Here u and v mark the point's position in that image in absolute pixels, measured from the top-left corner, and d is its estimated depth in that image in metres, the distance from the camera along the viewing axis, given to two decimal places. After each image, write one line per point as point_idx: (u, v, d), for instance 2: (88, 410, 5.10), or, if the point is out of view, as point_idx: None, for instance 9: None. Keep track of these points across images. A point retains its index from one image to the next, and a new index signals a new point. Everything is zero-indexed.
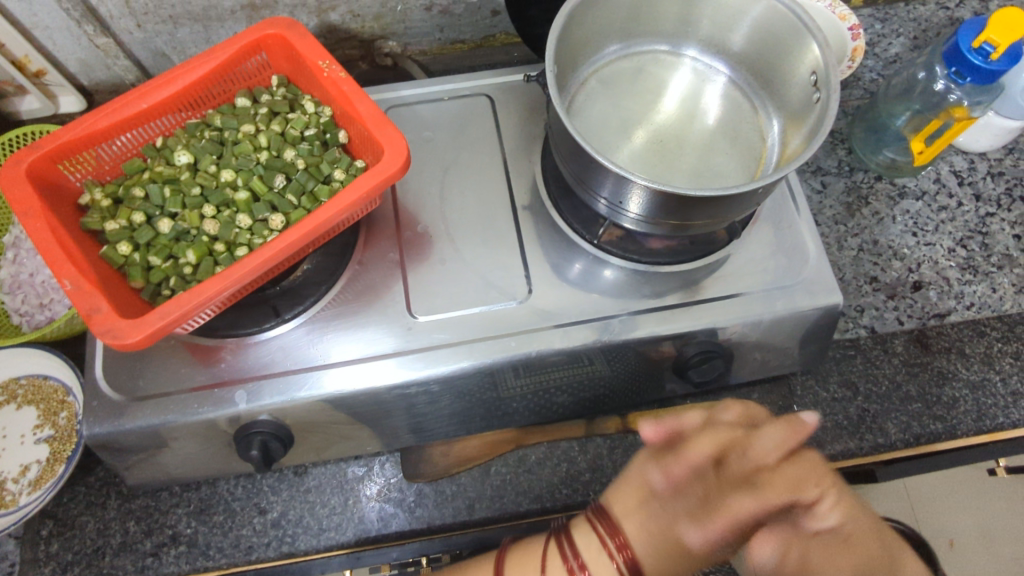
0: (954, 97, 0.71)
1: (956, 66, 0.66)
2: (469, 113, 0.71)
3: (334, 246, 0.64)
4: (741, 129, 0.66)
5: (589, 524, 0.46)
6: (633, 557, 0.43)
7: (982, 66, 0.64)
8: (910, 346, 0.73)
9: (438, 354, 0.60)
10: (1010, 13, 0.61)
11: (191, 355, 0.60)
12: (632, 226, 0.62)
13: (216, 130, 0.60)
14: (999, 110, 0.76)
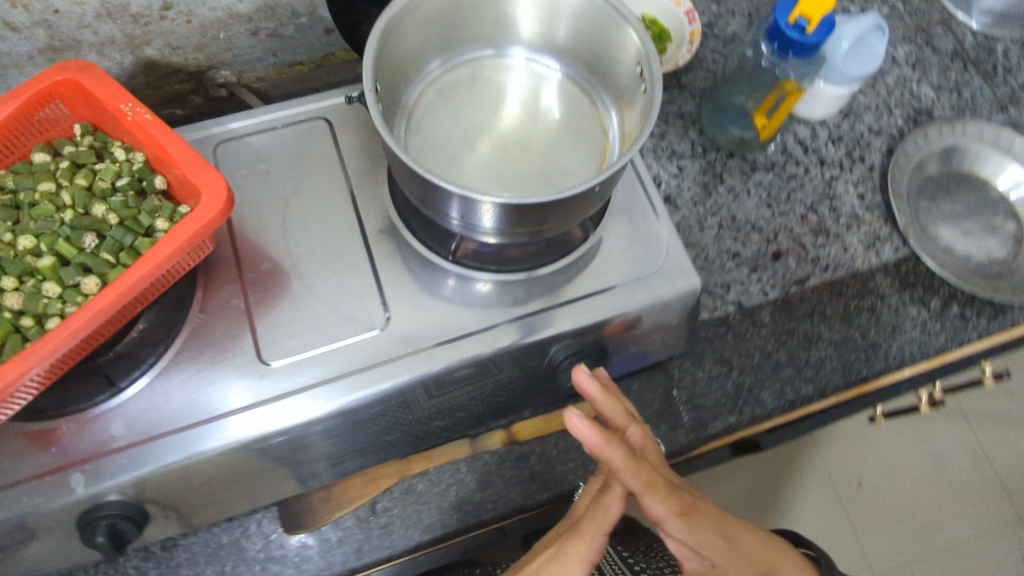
0: (782, 74, 0.73)
1: (778, 43, 0.68)
2: (306, 138, 0.67)
3: (170, 299, 0.60)
4: (583, 125, 0.65)
5: None
6: None
7: (801, 40, 0.65)
8: (776, 315, 0.75)
9: (340, 384, 0.57)
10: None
11: (23, 443, 0.54)
12: (494, 241, 0.61)
13: (10, 193, 0.54)
14: (827, 80, 0.78)
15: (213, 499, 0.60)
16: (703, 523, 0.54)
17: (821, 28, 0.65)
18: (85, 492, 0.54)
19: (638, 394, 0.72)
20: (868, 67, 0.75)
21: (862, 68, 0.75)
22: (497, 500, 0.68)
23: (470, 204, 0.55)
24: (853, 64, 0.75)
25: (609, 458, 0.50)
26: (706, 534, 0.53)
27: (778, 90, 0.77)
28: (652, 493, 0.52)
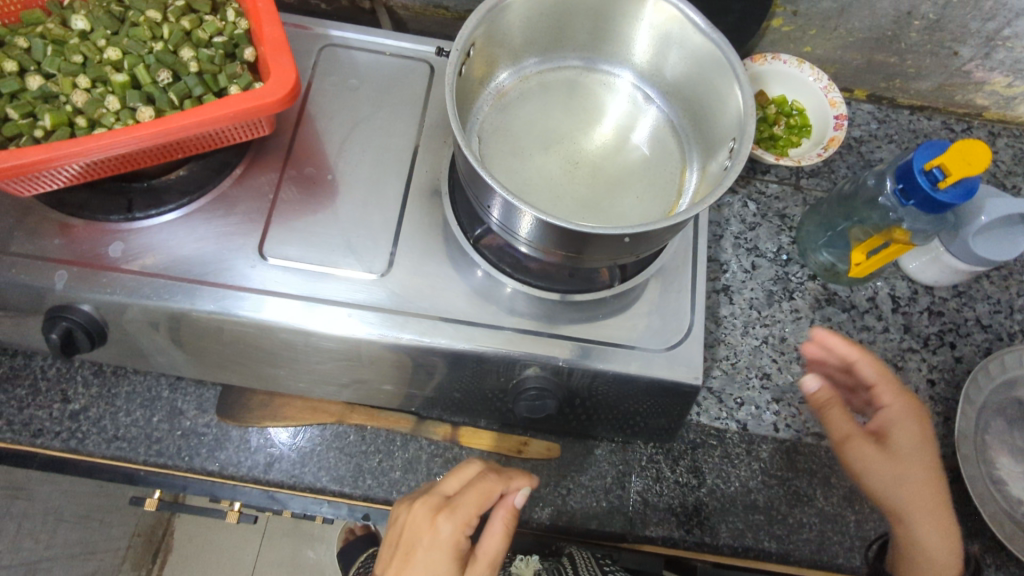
0: (896, 217, 0.65)
1: (903, 184, 0.62)
2: (405, 75, 0.68)
3: (214, 160, 0.62)
4: (662, 176, 0.61)
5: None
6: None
7: (928, 192, 0.59)
8: (776, 456, 0.68)
9: (366, 313, 0.57)
10: (975, 149, 0.57)
11: (55, 232, 0.58)
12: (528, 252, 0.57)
13: (124, 7, 0.58)
14: (948, 245, 0.70)
15: (166, 351, 0.62)
16: (891, 389, 0.61)
17: (954, 189, 0.59)
18: (62, 289, 0.57)
19: (595, 460, 0.67)
20: (1001, 251, 0.67)
21: (993, 248, 0.67)
22: (413, 488, 0.65)
23: (510, 206, 0.52)
24: (987, 240, 0.67)
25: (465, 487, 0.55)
26: (893, 409, 0.59)
27: (887, 234, 0.67)
28: (878, 382, 0.60)
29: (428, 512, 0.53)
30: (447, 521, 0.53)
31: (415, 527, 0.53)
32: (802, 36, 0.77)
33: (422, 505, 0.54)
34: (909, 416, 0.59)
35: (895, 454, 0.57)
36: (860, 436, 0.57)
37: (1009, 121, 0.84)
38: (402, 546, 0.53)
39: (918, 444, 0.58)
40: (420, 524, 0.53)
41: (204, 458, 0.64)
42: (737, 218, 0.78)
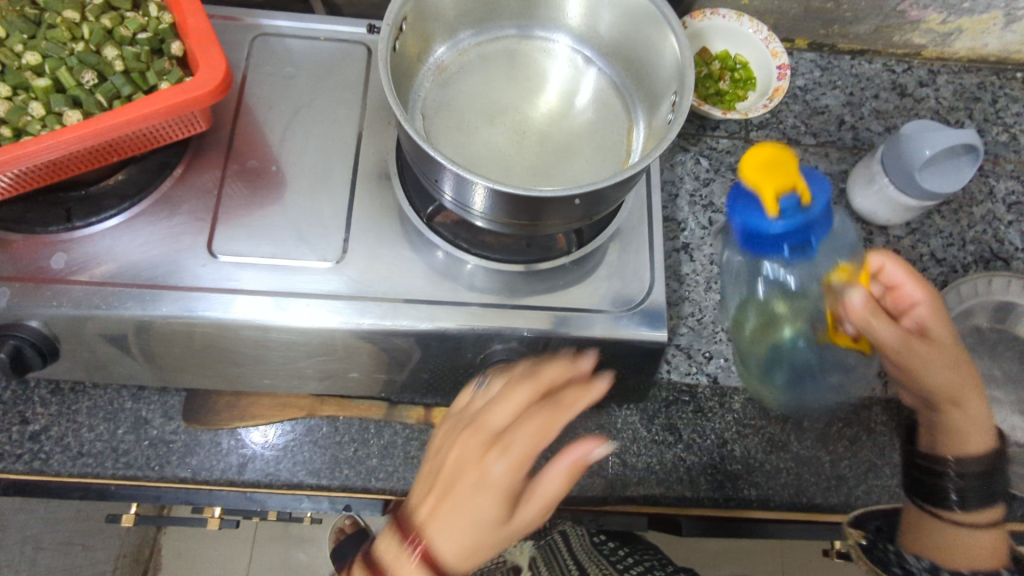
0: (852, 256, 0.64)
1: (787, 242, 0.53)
2: (342, 58, 0.67)
3: (152, 161, 0.60)
4: (610, 138, 0.61)
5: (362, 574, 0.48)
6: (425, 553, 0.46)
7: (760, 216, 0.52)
8: (748, 407, 0.69)
9: (335, 303, 0.57)
10: (773, 153, 0.53)
11: None
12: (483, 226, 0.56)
13: (38, 9, 0.55)
14: (894, 181, 0.70)
15: (122, 360, 0.60)
16: (942, 314, 0.60)
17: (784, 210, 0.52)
18: (5, 308, 0.55)
19: (571, 427, 0.68)
20: (945, 173, 0.68)
21: (940, 176, 0.68)
22: (392, 473, 0.65)
23: (460, 182, 0.51)
24: (933, 169, 0.69)
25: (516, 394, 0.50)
26: (942, 326, 0.59)
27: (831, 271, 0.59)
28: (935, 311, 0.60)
29: (474, 434, 0.49)
30: (498, 460, 0.47)
31: (466, 437, 0.49)
32: None
33: (490, 411, 0.50)
34: (940, 314, 0.60)
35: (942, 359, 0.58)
36: (937, 359, 0.58)
37: (947, 58, 0.86)
38: (445, 479, 0.48)
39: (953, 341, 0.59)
40: (467, 438, 0.49)
41: (175, 465, 0.63)
42: (691, 175, 0.78)
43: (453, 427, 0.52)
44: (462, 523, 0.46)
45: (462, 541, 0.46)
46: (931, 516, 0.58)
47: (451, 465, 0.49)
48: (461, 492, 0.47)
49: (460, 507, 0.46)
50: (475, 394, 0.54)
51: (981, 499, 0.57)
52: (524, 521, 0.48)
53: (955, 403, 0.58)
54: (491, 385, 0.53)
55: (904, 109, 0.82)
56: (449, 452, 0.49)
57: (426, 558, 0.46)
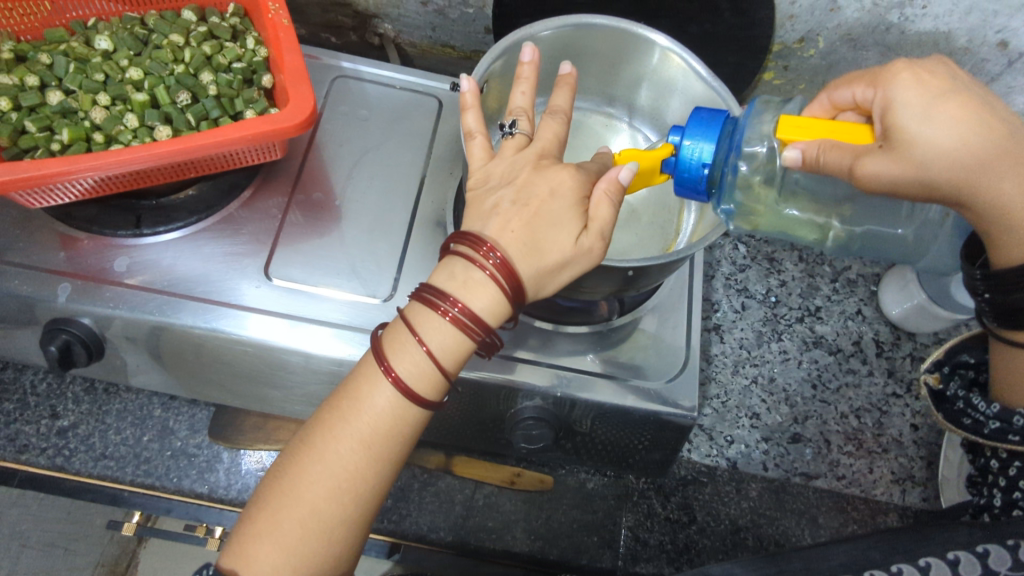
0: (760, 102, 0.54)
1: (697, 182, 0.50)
2: (414, 108, 0.70)
3: (224, 181, 0.63)
4: (661, 217, 0.64)
5: (388, 343, 0.46)
6: (428, 351, 0.44)
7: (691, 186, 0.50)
8: (764, 496, 0.69)
9: None
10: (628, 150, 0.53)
11: (59, 243, 0.59)
12: None
13: (147, 30, 0.60)
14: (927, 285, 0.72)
15: (163, 367, 0.62)
16: (915, 88, 0.47)
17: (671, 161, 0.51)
18: (64, 302, 0.57)
19: (588, 493, 0.67)
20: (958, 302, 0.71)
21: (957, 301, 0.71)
22: (404, 516, 0.65)
23: None
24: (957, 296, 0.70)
25: (603, 211, 0.46)
26: (912, 101, 0.46)
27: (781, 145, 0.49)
28: (891, 84, 0.47)
29: (530, 159, 0.49)
30: (570, 175, 0.47)
31: (540, 177, 0.48)
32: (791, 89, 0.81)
33: (543, 146, 0.50)
34: (907, 84, 0.47)
35: (930, 157, 0.45)
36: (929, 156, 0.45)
37: None
38: (516, 222, 0.46)
39: (933, 120, 0.46)
40: (553, 174, 0.48)
41: (194, 480, 0.63)
42: (728, 260, 0.80)
43: (501, 178, 0.49)
44: (535, 239, 0.45)
45: (525, 257, 0.45)
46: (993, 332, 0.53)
47: (518, 192, 0.47)
48: (543, 205, 0.46)
49: (537, 224, 0.45)
50: (478, 166, 0.50)
51: None
52: (590, 245, 0.46)
53: (983, 180, 0.47)
54: (515, 138, 0.51)
55: None
56: (511, 193, 0.47)
57: (504, 268, 0.44)
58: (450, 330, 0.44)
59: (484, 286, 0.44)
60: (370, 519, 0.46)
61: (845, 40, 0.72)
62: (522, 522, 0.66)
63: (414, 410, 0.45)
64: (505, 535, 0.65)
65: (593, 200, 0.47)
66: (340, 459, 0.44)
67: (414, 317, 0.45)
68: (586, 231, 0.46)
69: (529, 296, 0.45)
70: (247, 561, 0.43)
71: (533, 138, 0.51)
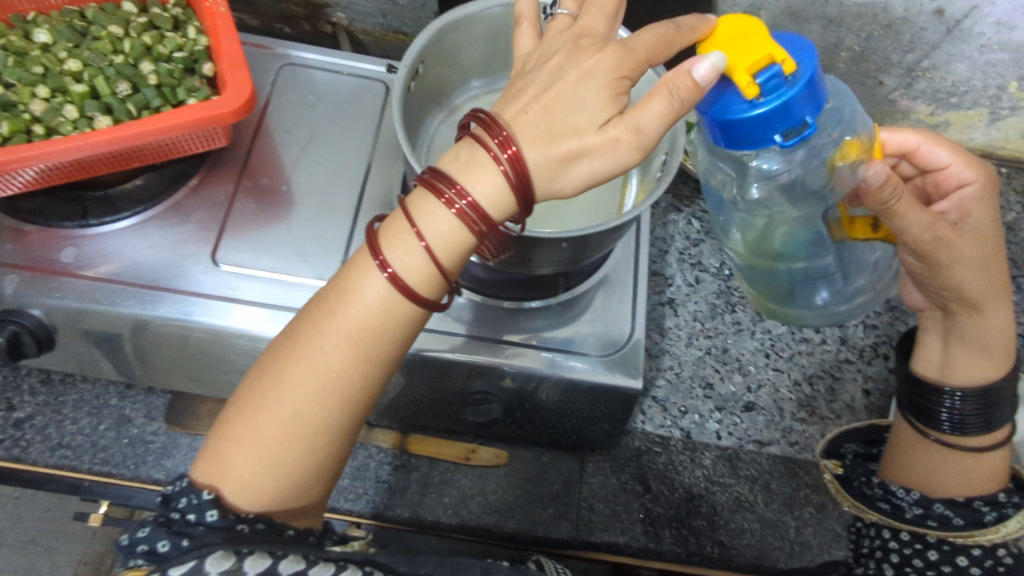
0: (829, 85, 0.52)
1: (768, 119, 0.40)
2: (361, 93, 0.71)
3: (170, 170, 0.64)
4: (604, 189, 0.65)
5: (388, 230, 0.43)
6: (426, 245, 0.42)
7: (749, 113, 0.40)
8: (718, 463, 0.70)
9: None
10: (731, 21, 0.42)
11: (5, 236, 0.59)
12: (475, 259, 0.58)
13: (86, 23, 0.60)
14: None
15: (118, 357, 0.62)
16: (987, 208, 0.60)
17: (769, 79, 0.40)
18: (12, 294, 0.57)
19: (544, 466, 0.69)
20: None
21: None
22: (361, 495, 0.66)
23: None
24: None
25: (649, 109, 0.41)
26: (981, 215, 0.59)
27: (838, 151, 0.50)
28: (981, 185, 0.59)
29: (568, 40, 0.45)
30: (612, 53, 0.42)
31: (573, 60, 0.43)
32: None
33: (585, 25, 0.46)
34: (988, 201, 0.60)
35: (982, 260, 0.56)
36: (985, 261, 0.56)
37: None
38: (544, 109, 0.42)
39: (985, 235, 0.58)
40: (585, 58, 0.43)
41: (150, 466, 0.64)
42: (682, 235, 0.81)
43: (535, 62, 0.46)
44: (552, 127, 0.41)
45: (543, 144, 0.41)
46: (921, 437, 0.60)
47: (546, 76, 0.43)
48: (567, 90, 0.42)
49: (561, 102, 0.42)
50: (522, 52, 0.48)
51: (977, 427, 0.59)
52: (615, 141, 0.41)
53: (985, 299, 0.58)
54: (559, 20, 0.47)
55: None
56: (539, 78, 0.44)
57: (518, 166, 0.41)
58: (450, 221, 0.42)
59: (489, 171, 0.41)
60: (356, 425, 0.45)
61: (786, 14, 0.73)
62: (478, 497, 0.67)
63: (408, 309, 0.43)
64: (461, 509, 0.66)
65: (648, 91, 0.41)
66: (326, 358, 0.43)
67: (415, 207, 0.42)
68: (622, 118, 0.41)
69: (547, 189, 0.42)
70: (224, 462, 0.43)
71: (578, 18, 0.47)
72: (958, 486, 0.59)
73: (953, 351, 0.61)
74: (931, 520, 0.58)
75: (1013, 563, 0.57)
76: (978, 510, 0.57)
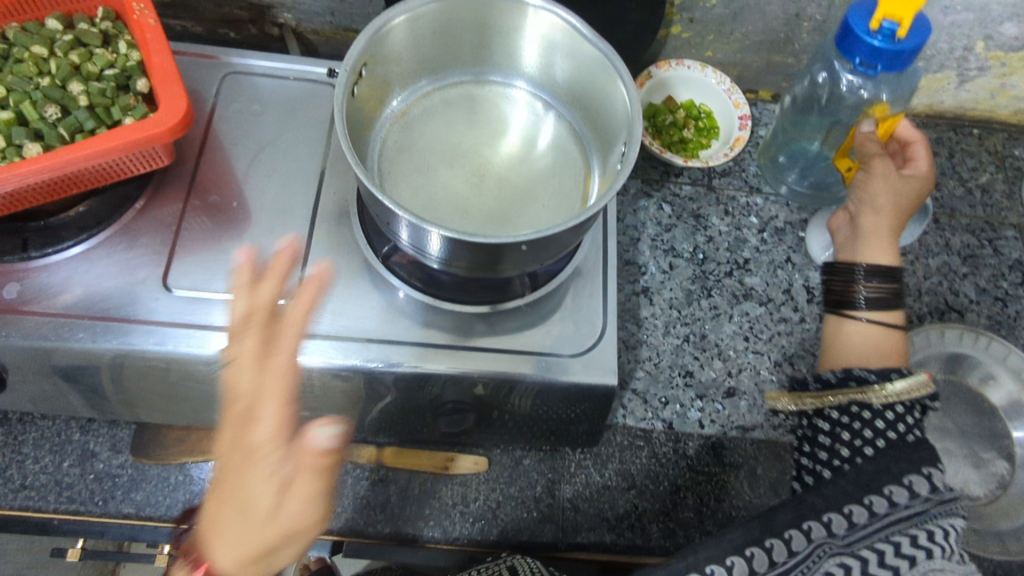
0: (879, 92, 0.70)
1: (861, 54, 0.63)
2: (310, 98, 0.68)
3: (113, 194, 0.61)
4: (566, 183, 0.63)
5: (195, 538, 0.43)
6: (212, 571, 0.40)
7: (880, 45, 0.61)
8: (702, 453, 0.69)
9: None
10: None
11: None
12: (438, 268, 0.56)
13: (8, 44, 0.57)
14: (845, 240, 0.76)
15: (73, 394, 0.60)
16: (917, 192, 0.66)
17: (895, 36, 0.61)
18: None
19: (524, 470, 0.67)
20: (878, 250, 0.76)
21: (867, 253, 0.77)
22: (340, 514, 0.64)
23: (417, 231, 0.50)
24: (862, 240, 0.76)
25: (250, 545, 0.39)
26: (914, 184, 0.66)
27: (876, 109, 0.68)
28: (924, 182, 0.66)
29: (241, 438, 0.42)
30: (262, 481, 0.40)
31: (239, 477, 0.41)
32: (701, 42, 0.80)
33: (236, 380, 0.44)
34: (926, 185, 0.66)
35: (887, 188, 0.65)
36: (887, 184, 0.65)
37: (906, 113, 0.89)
38: (216, 521, 0.41)
39: (899, 199, 0.65)
40: (257, 478, 0.40)
41: (119, 501, 0.62)
42: (653, 221, 0.79)
43: (257, 457, 0.41)
44: (245, 501, 0.40)
45: (244, 543, 0.40)
46: (844, 320, 0.62)
47: (235, 482, 0.41)
48: (230, 486, 0.41)
49: (234, 502, 0.41)
50: (224, 435, 0.43)
51: (880, 304, 0.62)
52: (286, 544, 0.40)
53: (874, 215, 0.65)
54: (260, 297, 0.49)
55: None
56: (235, 512, 0.40)
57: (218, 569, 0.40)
58: (226, 557, 0.40)
59: (221, 543, 0.40)
60: None
61: None
62: (461, 506, 0.65)
63: None
64: (443, 519, 0.65)
65: (284, 485, 0.40)
66: None
67: (214, 502, 0.42)
68: (280, 543, 0.40)
69: (281, 560, 0.41)
70: None
71: (246, 339, 0.46)
72: (858, 352, 0.60)
73: (867, 237, 0.65)
74: (852, 380, 0.56)
75: (898, 439, 0.53)
76: (862, 377, 0.56)
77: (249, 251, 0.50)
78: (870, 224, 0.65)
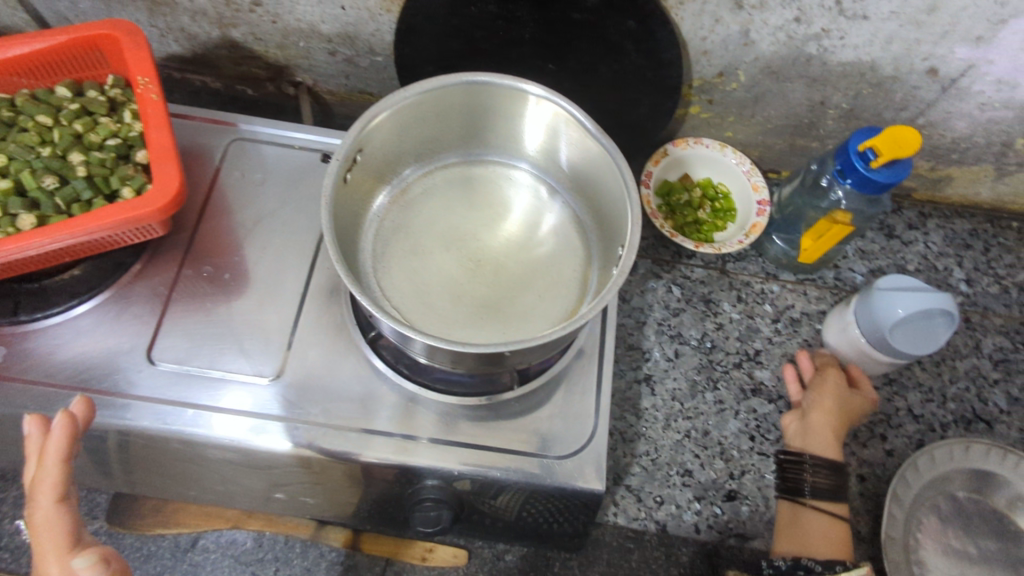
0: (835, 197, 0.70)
1: (841, 165, 0.65)
2: (313, 168, 0.68)
3: (109, 259, 0.61)
4: (565, 273, 0.61)
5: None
6: None
7: (860, 169, 0.63)
8: (696, 560, 0.66)
9: (264, 423, 0.55)
10: (907, 132, 0.60)
11: None
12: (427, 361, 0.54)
13: (15, 111, 0.59)
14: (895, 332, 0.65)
15: None
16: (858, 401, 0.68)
17: (886, 170, 0.63)
18: None
19: (505, 565, 0.66)
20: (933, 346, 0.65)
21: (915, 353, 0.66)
22: None
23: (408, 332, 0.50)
24: (904, 340, 0.65)
25: None
26: (848, 416, 0.67)
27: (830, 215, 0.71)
28: (858, 415, 0.68)
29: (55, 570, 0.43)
30: None
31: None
32: (721, 122, 0.77)
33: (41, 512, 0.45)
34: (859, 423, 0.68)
35: (834, 386, 0.67)
36: (829, 413, 0.66)
37: (939, 201, 0.85)
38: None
39: (844, 400, 0.67)
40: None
41: None
42: (661, 303, 0.76)
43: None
44: None
45: None
46: (798, 507, 0.62)
47: None
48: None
49: None
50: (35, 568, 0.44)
51: (828, 496, 0.62)
52: None
53: (818, 405, 0.66)
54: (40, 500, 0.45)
55: (889, 251, 0.81)
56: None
57: None
58: None
59: None
60: None
61: (766, 73, 0.68)
62: None
63: None
64: None
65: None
66: None
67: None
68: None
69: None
70: None
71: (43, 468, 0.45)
72: (810, 546, 0.59)
73: (811, 429, 0.66)
74: (801, 570, 0.57)
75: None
76: (810, 569, 0.56)
77: (34, 417, 0.47)
78: (818, 419, 0.66)
